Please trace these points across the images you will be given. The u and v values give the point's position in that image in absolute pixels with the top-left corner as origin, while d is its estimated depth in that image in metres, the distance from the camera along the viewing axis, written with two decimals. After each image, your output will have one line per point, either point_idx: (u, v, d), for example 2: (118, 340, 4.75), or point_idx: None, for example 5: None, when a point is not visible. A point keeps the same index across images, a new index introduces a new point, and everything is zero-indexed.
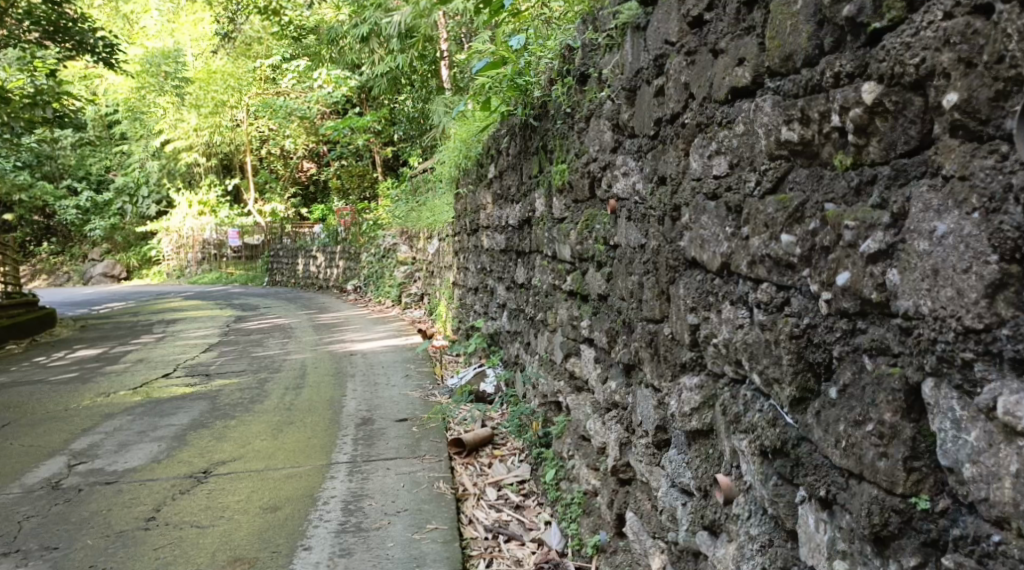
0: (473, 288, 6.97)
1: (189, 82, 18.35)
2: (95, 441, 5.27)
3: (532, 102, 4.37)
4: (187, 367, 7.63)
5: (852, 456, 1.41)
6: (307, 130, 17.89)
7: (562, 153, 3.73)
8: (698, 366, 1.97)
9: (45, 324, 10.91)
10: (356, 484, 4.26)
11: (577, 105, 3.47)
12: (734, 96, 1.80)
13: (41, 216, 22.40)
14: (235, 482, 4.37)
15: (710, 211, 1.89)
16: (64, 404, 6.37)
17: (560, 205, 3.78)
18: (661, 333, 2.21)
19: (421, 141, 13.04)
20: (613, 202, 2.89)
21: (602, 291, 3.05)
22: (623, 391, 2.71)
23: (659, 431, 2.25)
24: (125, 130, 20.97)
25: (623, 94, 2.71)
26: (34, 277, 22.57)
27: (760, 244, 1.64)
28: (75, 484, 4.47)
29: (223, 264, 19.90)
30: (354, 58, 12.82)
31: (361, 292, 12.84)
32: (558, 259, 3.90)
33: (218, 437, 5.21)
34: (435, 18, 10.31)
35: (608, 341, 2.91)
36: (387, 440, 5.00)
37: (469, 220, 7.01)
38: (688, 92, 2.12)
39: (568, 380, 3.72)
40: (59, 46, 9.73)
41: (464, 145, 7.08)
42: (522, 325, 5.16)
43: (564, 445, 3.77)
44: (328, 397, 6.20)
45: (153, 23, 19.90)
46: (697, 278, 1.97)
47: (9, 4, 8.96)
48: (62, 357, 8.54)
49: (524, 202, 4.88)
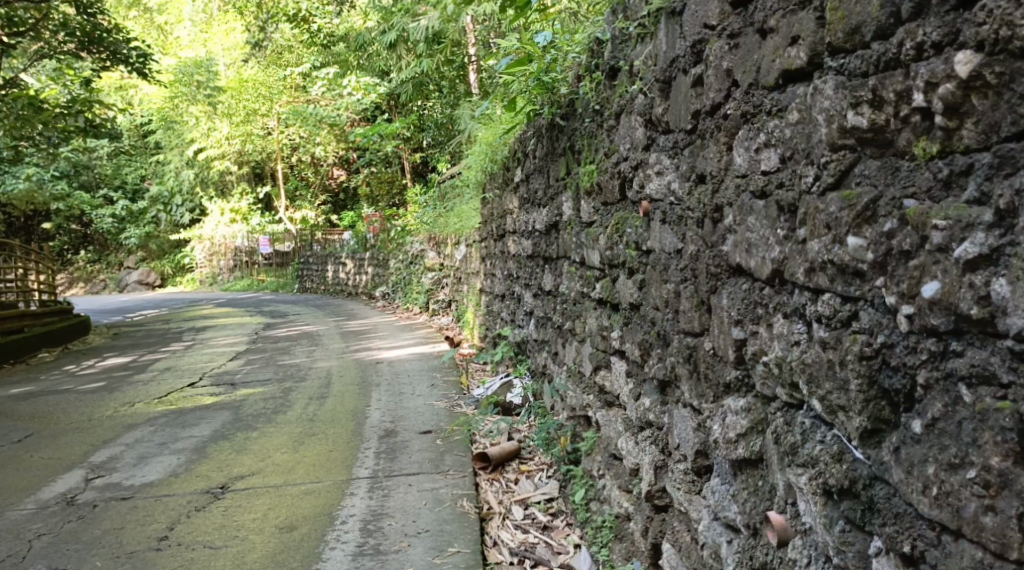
0: (500, 295, 6.77)
1: (220, 91, 18.34)
2: (113, 453, 5.12)
3: (559, 101, 4.15)
4: (214, 376, 7.49)
5: (946, 507, 1.21)
6: (338, 138, 17.78)
7: (591, 153, 3.52)
8: (744, 387, 1.75)
9: (79, 332, 10.85)
10: (376, 502, 4.06)
11: (606, 102, 3.27)
12: (786, 80, 1.59)
13: (78, 224, 22.56)
14: (251, 498, 4.19)
15: (758, 211, 1.67)
16: (88, 414, 6.25)
17: (589, 208, 3.57)
18: (700, 348, 1.99)
19: (450, 147, 12.87)
20: (645, 204, 2.68)
21: (634, 300, 2.83)
22: (658, 410, 2.49)
23: (699, 457, 2.03)
24: (159, 139, 20.97)
25: (656, 86, 2.50)
26: (71, 285, 22.72)
27: (820, 250, 1.42)
28: (90, 500, 4.30)
29: (255, 271, 19.85)
30: (382, 65, 12.69)
31: (389, 298, 12.67)
32: (586, 265, 3.68)
33: (238, 450, 5.04)
34: (464, 22, 10.17)
35: (641, 354, 2.69)
36: (410, 454, 4.79)
37: (496, 225, 6.81)
38: (730, 79, 1.91)
39: (598, 394, 3.50)
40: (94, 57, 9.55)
41: (490, 148, 6.89)
42: (549, 334, 4.95)
43: (595, 462, 3.55)
44: (352, 407, 6.02)
45: (186, 34, 19.97)
46: (742, 288, 1.75)
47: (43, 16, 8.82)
48: (92, 365, 8.44)
49: (551, 205, 4.67)
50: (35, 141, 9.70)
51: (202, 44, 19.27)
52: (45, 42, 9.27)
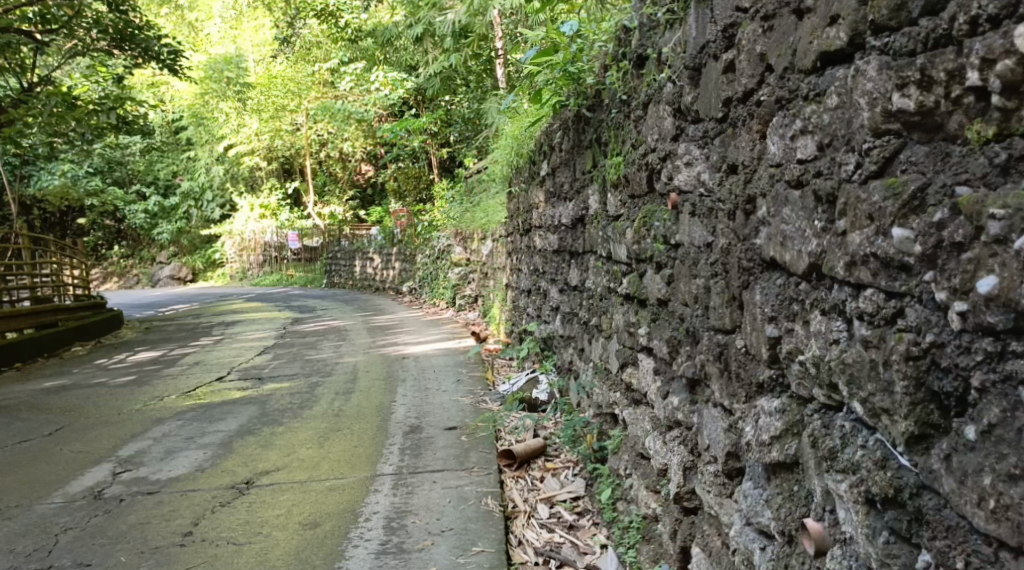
0: (526, 290, 6.70)
1: (250, 87, 18.46)
2: (141, 447, 5.10)
3: (585, 92, 4.07)
4: (241, 370, 7.49)
5: (1006, 522, 1.12)
6: (365, 133, 17.77)
7: (617, 144, 3.45)
8: (778, 387, 1.67)
9: (112, 326, 10.91)
10: (400, 499, 4.00)
11: (634, 91, 3.19)
12: (825, 62, 1.50)
13: (112, 220, 22.80)
14: (276, 494, 4.15)
15: (793, 201, 1.58)
16: (118, 408, 6.26)
17: (615, 201, 3.50)
18: (732, 345, 1.90)
19: (476, 142, 12.81)
20: (673, 196, 2.60)
21: (662, 295, 2.75)
22: (687, 410, 2.40)
23: (730, 459, 1.95)
24: (190, 135, 21.07)
25: (686, 73, 2.42)
26: (105, 279, 22.94)
27: (862, 242, 1.33)
28: (117, 494, 4.29)
29: (284, 266, 19.90)
30: (409, 58, 12.66)
31: (416, 294, 12.65)
32: (613, 260, 3.61)
33: (263, 445, 5.00)
34: (491, 16, 10.10)
35: (669, 351, 2.61)
36: (435, 451, 4.74)
37: (522, 219, 6.73)
38: (763, 64, 1.82)
39: (625, 391, 3.43)
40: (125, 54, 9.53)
41: (517, 142, 6.83)
42: (576, 330, 4.88)
43: (621, 462, 3.48)
44: (377, 402, 5.98)
45: (217, 31, 20.04)
46: (776, 282, 1.66)
47: (75, 13, 8.81)
48: (123, 359, 8.48)
49: (578, 198, 4.60)
50: (69, 138, 9.73)
51: (233, 40, 19.35)
52: (78, 40, 9.28)
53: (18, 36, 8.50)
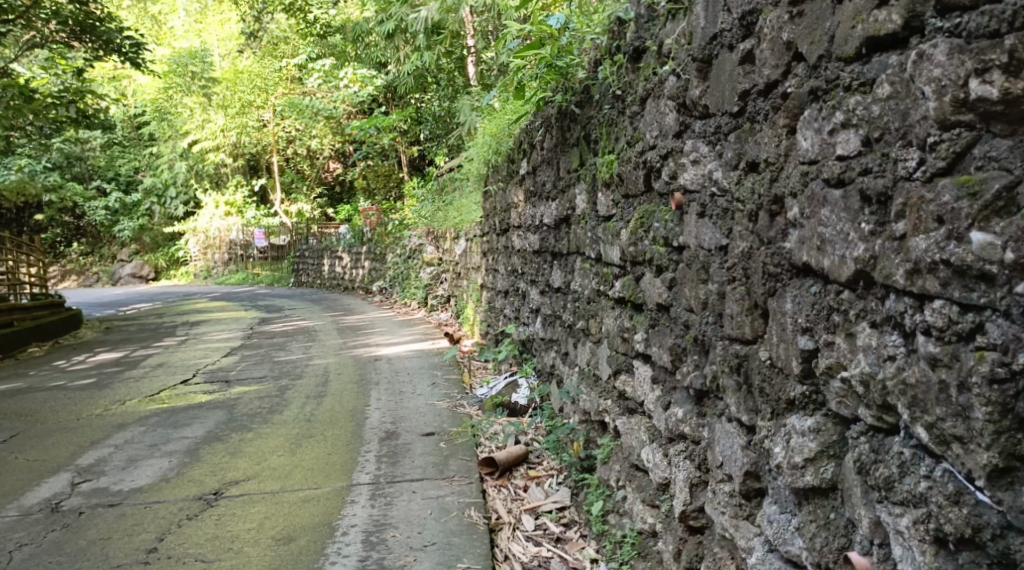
0: (503, 292, 6.55)
1: (214, 82, 18.05)
2: (102, 455, 4.88)
3: (574, 87, 3.93)
4: (207, 373, 7.25)
5: None
6: (335, 131, 17.48)
7: (610, 142, 3.30)
8: (812, 405, 1.54)
9: (70, 326, 10.58)
10: (379, 511, 3.83)
11: (629, 86, 3.04)
12: (871, 48, 1.39)
13: (72, 216, 22.29)
14: (246, 505, 3.96)
15: (833, 201, 1.46)
16: (77, 413, 6.00)
17: (606, 201, 3.35)
18: (753, 357, 1.77)
19: (448, 141, 12.62)
20: (677, 195, 2.46)
21: (663, 301, 2.61)
22: (694, 423, 2.26)
23: (749, 479, 1.81)
24: (153, 130, 20.60)
25: (692, 65, 2.27)
26: (63, 277, 22.40)
27: (928, 247, 1.27)
28: (75, 506, 4.07)
29: (250, 264, 19.58)
30: (379, 55, 12.42)
31: (386, 293, 12.44)
32: (604, 262, 3.46)
33: (232, 452, 4.80)
34: (464, 13, 9.92)
35: (672, 359, 2.48)
36: (412, 458, 4.57)
37: (499, 219, 6.57)
38: (791, 52, 1.67)
39: (618, 400, 3.28)
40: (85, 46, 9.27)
41: (494, 140, 6.65)
42: (558, 333, 4.74)
43: (612, 472, 3.34)
44: (350, 407, 5.79)
45: (181, 24, 19.61)
46: (810, 291, 1.54)
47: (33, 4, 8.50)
48: (83, 361, 8.19)
49: (562, 198, 4.45)
50: (26, 132, 9.46)
51: (198, 34, 18.93)
52: (36, 31, 8.97)
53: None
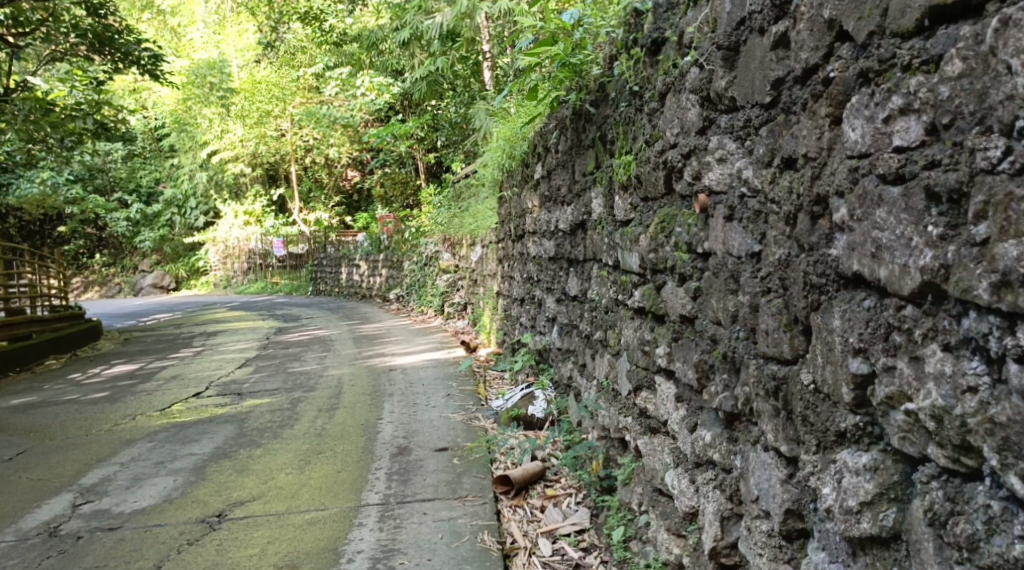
0: (519, 299, 6.33)
1: (233, 93, 17.94)
2: (106, 474, 4.70)
3: (589, 85, 3.73)
4: (220, 385, 7.06)
5: None
6: (352, 139, 17.35)
7: (627, 142, 3.10)
8: (867, 438, 1.40)
9: (89, 337, 10.48)
10: (387, 535, 3.63)
11: (647, 81, 2.84)
12: (935, 20, 1.26)
13: (94, 227, 22.32)
14: (249, 529, 3.76)
15: (891, 200, 1.32)
16: (86, 428, 5.84)
17: (624, 205, 3.13)
18: (794, 381, 1.57)
19: (464, 147, 12.42)
20: (702, 196, 2.26)
21: (687, 313, 2.39)
22: (724, 450, 2.04)
23: (791, 518, 1.60)
24: (173, 142, 20.55)
25: (717, 54, 2.05)
26: (86, 289, 22.45)
27: (1019, 257, 1.14)
28: (74, 530, 3.89)
29: (269, 273, 19.48)
30: (395, 63, 12.28)
31: (403, 301, 12.27)
32: (622, 269, 3.25)
33: (239, 470, 4.60)
34: (479, 19, 9.79)
35: (698, 377, 2.27)
36: (424, 476, 4.36)
37: (514, 224, 6.36)
38: (833, 31, 1.47)
39: (639, 418, 3.05)
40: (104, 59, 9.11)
41: (508, 144, 6.44)
42: (575, 344, 4.52)
43: (634, 494, 3.12)
44: (362, 420, 5.59)
45: (199, 36, 19.52)
46: (862, 306, 1.39)
47: (52, 16, 8.38)
48: (98, 373, 8.05)
49: (578, 202, 4.25)
50: (47, 145, 9.31)
51: (215, 45, 18.88)
52: (56, 45, 8.85)
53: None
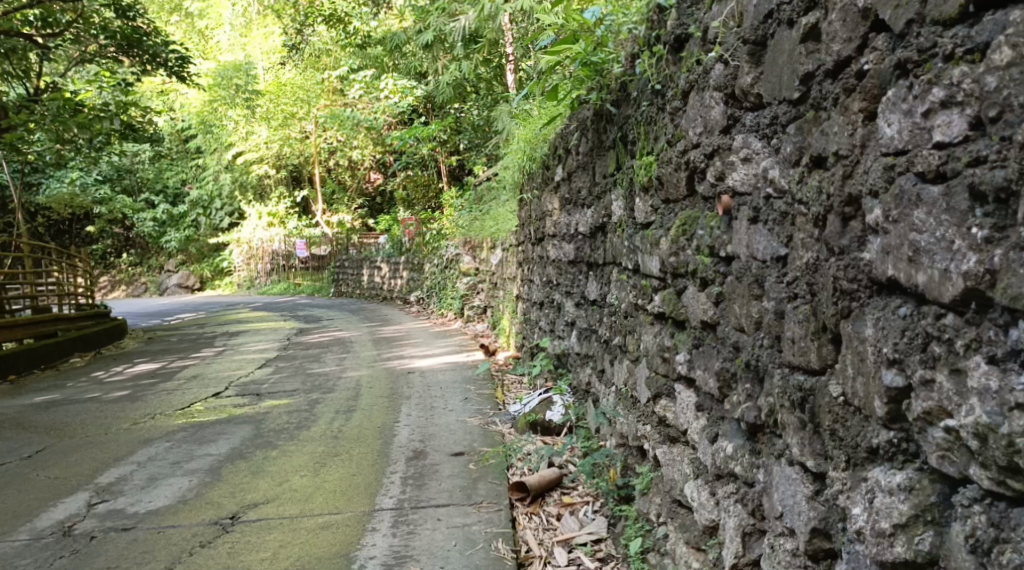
0: (538, 303, 6.26)
1: (259, 94, 18.01)
2: (122, 473, 4.64)
3: (610, 84, 3.65)
4: (240, 385, 7.02)
5: None
6: (375, 141, 17.31)
7: (648, 143, 3.01)
8: (901, 455, 1.31)
9: (114, 336, 10.50)
10: (401, 541, 3.56)
11: (669, 79, 2.76)
12: (981, 6, 1.18)
13: (121, 227, 22.49)
14: (262, 532, 3.70)
15: (931, 200, 1.23)
16: (105, 427, 5.80)
17: (644, 207, 3.06)
18: (822, 393, 1.48)
19: (487, 150, 12.38)
20: (726, 198, 2.18)
21: (709, 318, 2.31)
22: (745, 462, 1.95)
23: (817, 537, 1.52)
24: (199, 143, 20.65)
25: (743, 49, 1.97)
26: (112, 288, 22.62)
27: None
28: (87, 530, 3.83)
29: (291, 274, 19.50)
30: (418, 65, 12.25)
31: (423, 304, 12.22)
32: (642, 273, 3.17)
33: (254, 472, 4.54)
34: (502, 22, 9.75)
35: (720, 386, 2.18)
36: (440, 481, 4.28)
37: (534, 227, 6.28)
38: (868, 21, 1.39)
39: (658, 426, 2.97)
40: (132, 60, 9.09)
41: (529, 146, 6.37)
42: (594, 348, 4.44)
43: (652, 505, 3.03)
44: (379, 423, 5.52)
45: (226, 39, 19.61)
46: (897, 314, 1.30)
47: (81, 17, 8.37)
48: (120, 372, 8.04)
49: (598, 204, 4.17)
50: (75, 145, 9.33)
51: (242, 48, 18.96)
52: (85, 46, 8.86)
53: (20, 41, 8.08)
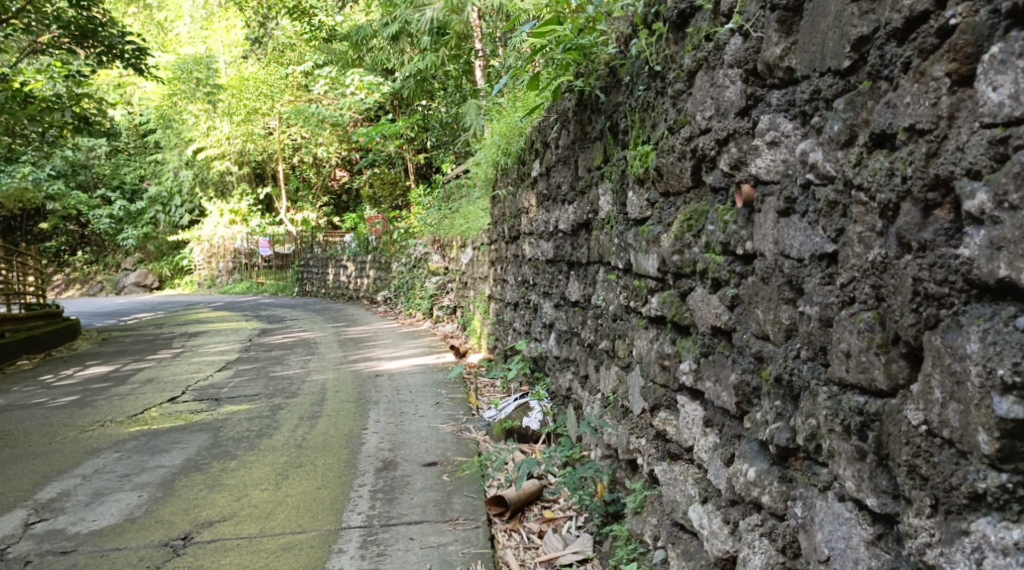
0: (513, 304, 5.98)
1: (221, 89, 17.49)
2: (65, 488, 4.29)
3: (598, 70, 3.37)
4: (197, 390, 6.66)
5: None
6: (341, 137, 16.62)
7: (644, 129, 2.76)
8: (1016, 503, 1.15)
9: (67, 337, 10.05)
10: (370, 565, 3.26)
11: (670, 61, 2.50)
12: None
13: (75, 224, 21.84)
14: (217, 555, 3.39)
15: None
16: (49, 436, 5.41)
17: (639, 201, 2.79)
18: (895, 420, 1.32)
19: (455, 148, 12.07)
20: (747, 188, 1.93)
21: (722, 324, 2.05)
22: (772, 491, 1.69)
23: None
24: (159, 138, 20.07)
25: (770, 15, 1.69)
26: (67, 286, 22.04)
27: None
28: (23, 554, 3.49)
29: (254, 273, 19.09)
30: (385, 60, 11.86)
31: (391, 303, 11.89)
32: (634, 273, 2.91)
33: (210, 486, 4.22)
34: (470, 15, 9.45)
35: (738, 402, 1.94)
36: (411, 495, 4.00)
37: (508, 226, 5.99)
38: None
39: (654, 440, 2.71)
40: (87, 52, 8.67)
41: (503, 140, 6.05)
42: (576, 353, 4.17)
43: (646, 526, 2.74)
44: (346, 431, 5.20)
45: (186, 31, 19.07)
46: (1012, 326, 1.14)
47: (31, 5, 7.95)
48: (70, 375, 7.62)
49: (581, 200, 3.90)
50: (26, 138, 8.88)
51: (203, 41, 18.39)
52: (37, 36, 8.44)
53: None
